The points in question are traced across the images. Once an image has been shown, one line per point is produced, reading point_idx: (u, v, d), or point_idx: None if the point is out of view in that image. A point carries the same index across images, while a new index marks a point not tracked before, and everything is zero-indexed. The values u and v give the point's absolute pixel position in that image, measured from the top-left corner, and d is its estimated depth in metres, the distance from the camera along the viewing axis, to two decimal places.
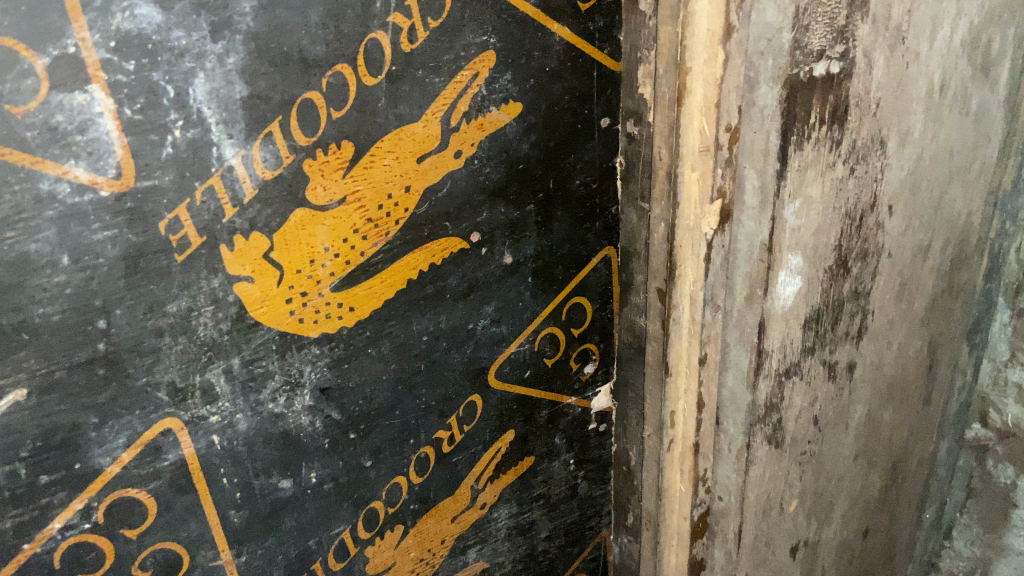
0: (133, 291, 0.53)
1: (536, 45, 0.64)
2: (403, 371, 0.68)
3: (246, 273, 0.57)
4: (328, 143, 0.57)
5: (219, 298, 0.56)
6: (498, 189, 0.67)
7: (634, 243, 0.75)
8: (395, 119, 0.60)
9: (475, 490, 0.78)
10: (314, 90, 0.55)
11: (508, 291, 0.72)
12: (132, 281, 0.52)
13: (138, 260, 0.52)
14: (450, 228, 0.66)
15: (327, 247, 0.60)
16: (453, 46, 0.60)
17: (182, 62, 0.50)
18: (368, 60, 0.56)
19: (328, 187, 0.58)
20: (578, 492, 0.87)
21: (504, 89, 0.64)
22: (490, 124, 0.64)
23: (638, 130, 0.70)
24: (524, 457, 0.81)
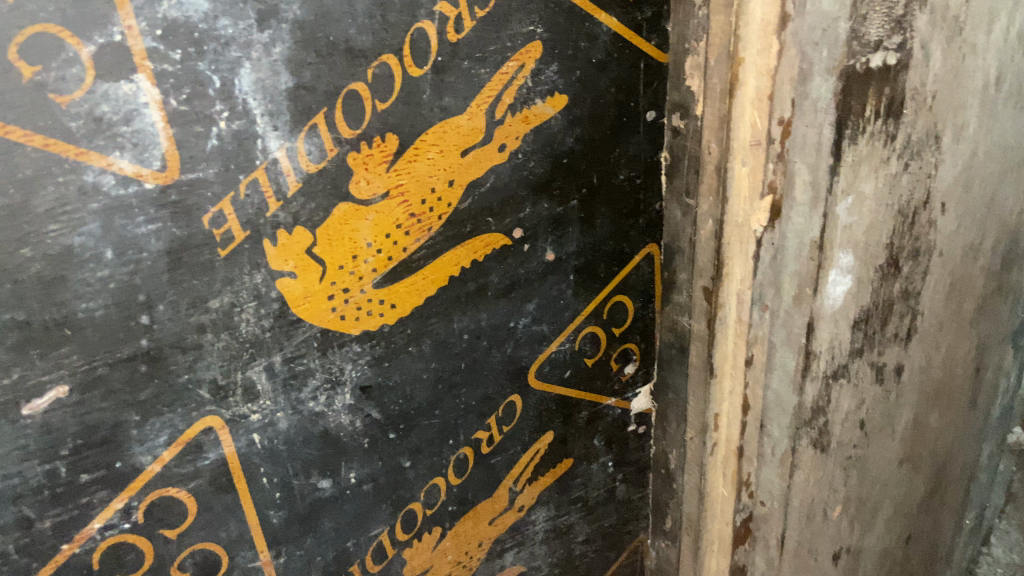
0: (176, 286, 0.52)
1: (583, 35, 0.62)
2: (443, 369, 0.67)
3: (289, 268, 0.56)
4: (372, 135, 0.56)
5: (262, 294, 0.55)
6: (542, 184, 0.66)
7: (678, 241, 0.73)
8: (440, 111, 0.58)
9: (513, 492, 0.76)
10: (359, 81, 0.54)
11: (550, 288, 0.70)
12: (175, 276, 0.51)
13: (182, 254, 0.51)
14: (493, 224, 0.64)
15: (370, 243, 0.59)
16: (500, 36, 0.58)
17: (228, 51, 0.49)
18: (414, 51, 0.55)
19: (371, 181, 0.57)
20: (616, 496, 0.85)
21: (549, 81, 0.62)
22: (535, 117, 0.63)
23: (685, 124, 0.68)
24: (563, 459, 0.79)
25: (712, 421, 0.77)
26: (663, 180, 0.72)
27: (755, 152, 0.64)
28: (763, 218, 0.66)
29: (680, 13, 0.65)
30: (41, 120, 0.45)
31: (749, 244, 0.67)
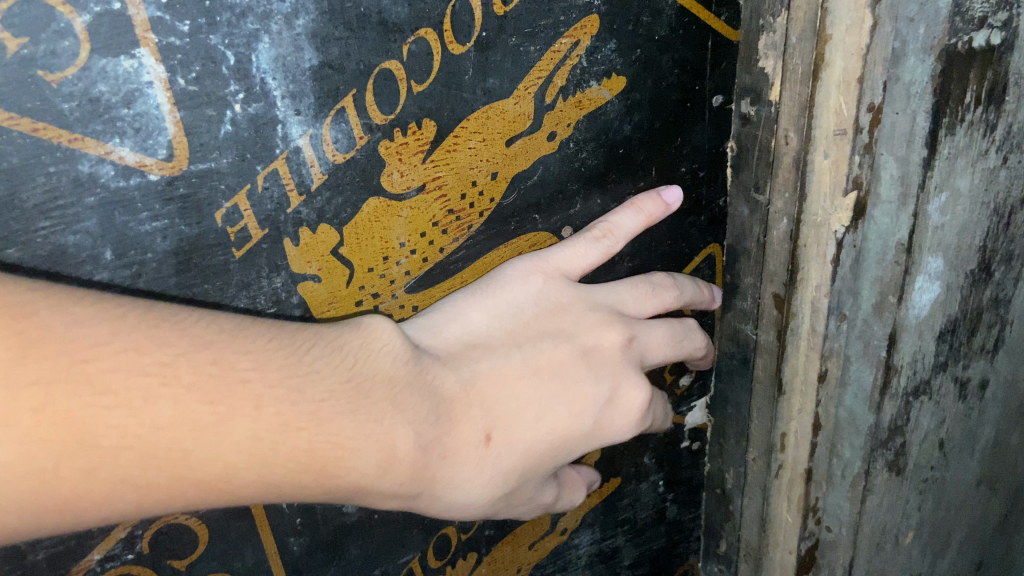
0: (185, 292, 0.47)
1: (645, 8, 0.54)
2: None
3: (312, 271, 0.51)
4: (407, 121, 0.49)
5: (282, 300, 0.50)
6: (595, 177, 0.59)
7: (743, 242, 0.65)
8: (484, 95, 0.51)
9: (555, 515, 0.71)
10: (394, 60, 0.47)
11: None
12: (184, 280, 0.46)
13: (192, 255, 0.46)
14: (540, 222, 0.58)
15: (403, 242, 0.53)
16: (552, 8, 0.51)
17: (245, 22, 0.43)
18: (456, 25, 0.48)
19: (406, 173, 0.51)
20: (667, 514, 0.79)
21: (606, 60, 0.55)
22: (589, 102, 0.56)
23: (756, 110, 0.59)
24: (614, 476, 0.73)
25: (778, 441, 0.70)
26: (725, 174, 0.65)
27: (833, 141, 0.56)
28: (847, 217, 0.59)
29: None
30: (29, 101, 0.39)
31: (828, 245, 0.60)
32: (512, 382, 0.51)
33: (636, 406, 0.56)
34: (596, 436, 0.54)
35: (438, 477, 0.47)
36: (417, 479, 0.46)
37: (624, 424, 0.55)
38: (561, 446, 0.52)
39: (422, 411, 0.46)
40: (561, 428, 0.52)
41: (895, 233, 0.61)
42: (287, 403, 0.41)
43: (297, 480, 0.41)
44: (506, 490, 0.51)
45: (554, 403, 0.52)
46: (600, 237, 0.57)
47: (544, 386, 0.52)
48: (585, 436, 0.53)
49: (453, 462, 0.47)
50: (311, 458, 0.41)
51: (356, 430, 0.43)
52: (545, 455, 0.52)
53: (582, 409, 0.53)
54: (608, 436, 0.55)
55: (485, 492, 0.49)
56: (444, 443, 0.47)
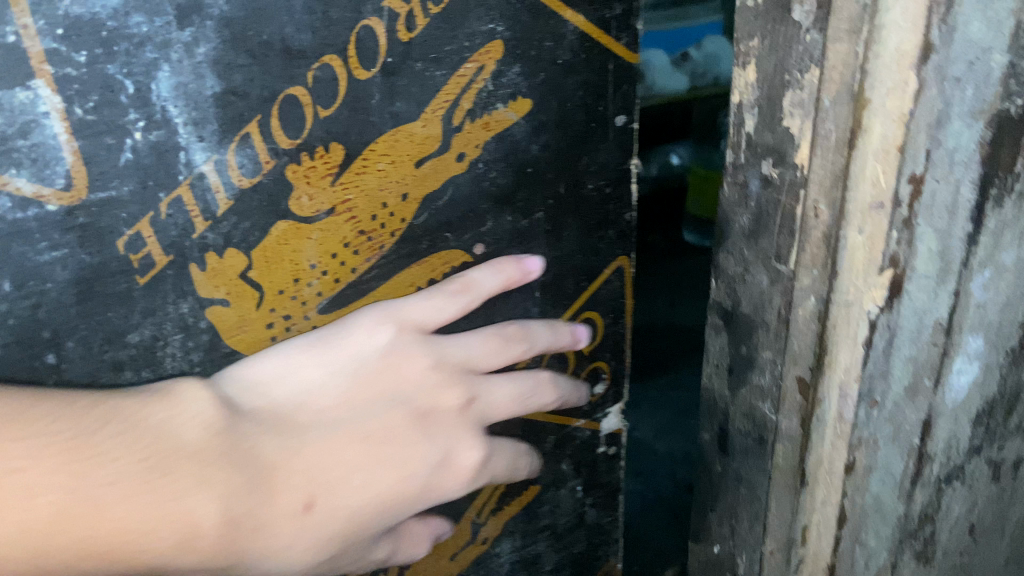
0: (86, 315, 0.69)
1: (549, 32, 0.77)
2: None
3: (220, 294, 0.74)
4: (314, 143, 0.71)
5: (188, 325, 0.74)
6: (505, 198, 0.83)
7: (758, 314, 0.72)
8: (392, 114, 0.73)
9: (477, 523, 1.01)
10: (297, 85, 0.68)
11: (514, 306, 0.89)
12: (83, 309, 0.69)
13: (93, 283, 0.68)
14: (452, 240, 0.82)
15: (315, 262, 0.77)
16: (457, 35, 0.73)
17: (143, 53, 0.63)
18: (360, 49, 0.69)
19: (313, 196, 0.73)
20: (586, 514, 1.11)
21: (513, 82, 0.78)
22: (498, 122, 0.79)
23: (778, 173, 0.65)
24: (528, 487, 1.03)
25: (801, 535, 0.76)
26: (743, 237, 0.72)
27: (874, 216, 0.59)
28: (883, 297, 0.62)
29: (776, 39, 0.62)
30: None
31: (859, 325, 0.64)
32: (336, 450, 0.72)
33: (467, 461, 0.81)
34: (430, 492, 0.78)
35: (248, 550, 0.65)
36: (223, 548, 0.64)
37: (457, 480, 0.80)
38: (388, 506, 0.74)
39: (233, 480, 0.65)
40: (387, 491, 0.74)
41: (925, 312, 0.67)
42: (61, 491, 0.57)
43: (98, 565, 0.58)
44: (324, 555, 0.70)
45: (375, 472, 0.74)
46: (459, 291, 0.81)
47: (368, 446, 0.74)
48: (391, 486, 0.74)
49: (266, 532, 0.66)
50: (108, 549, 0.58)
51: (156, 508, 0.60)
52: (368, 505, 0.73)
53: (411, 472, 0.76)
54: (442, 492, 0.79)
55: (301, 558, 0.69)
56: (255, 515, 0.65)
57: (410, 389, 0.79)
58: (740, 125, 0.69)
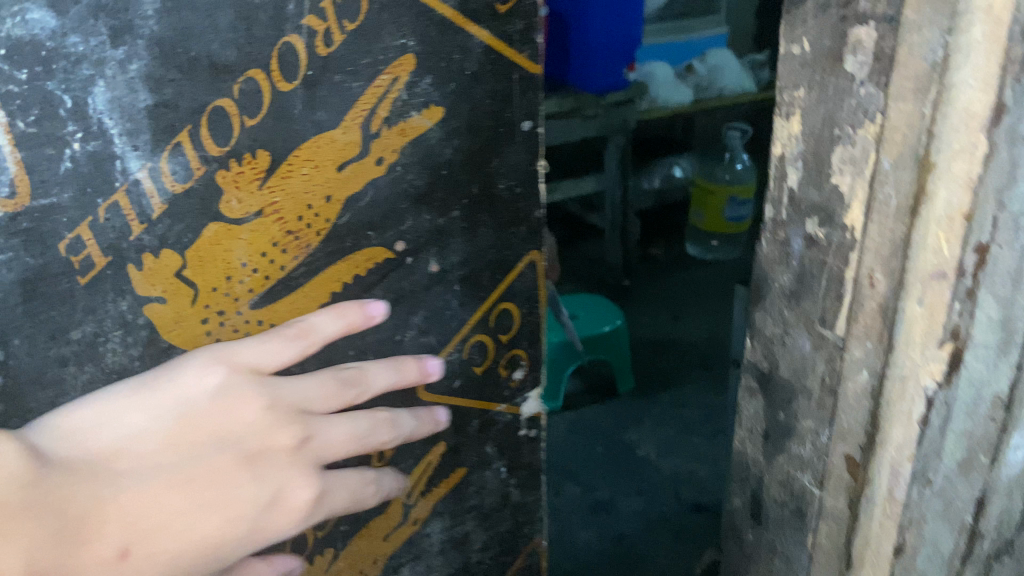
0: (32, 315, 0.73)
1: (457, 45, 0.81)
2: (338, 356, 0.89)
3: (157, 291, 0.77)
4: (241, 152, 0.75)
5: (128, 323, 0.77)
6: (420, 197, 0.86)
7: (802, 378, 0.79)
8: (313, 124, 0.77)
9: (407, 505, 1.02)
10: (224, 98, 0.72)
11: (435, 299, 0.92)
12: (30, 308, 0.72)
13: (36, 282, 0.72)
14: (374, 237, 0.85)
15: (244, 262, 0.80)
16: (372, 51, 0.77)
17: (80, 70, 0.67)
18: (282, 63, 0.73)
19: (242, 200, 0.77)
20: (511, 499, 1.11)
21: (425, 92, 0.81)
22: (413, 129, 0.82)
23: (823, 232, 0.73)
24: (454, 469, 1.04)
25: None
26: (782, 296, 0.81)
27: (935, 286, 0.66)
28: (939, 370, 0.69)
29: (829, 89, 0.69)
30: None
31: (915, 402, 0.70)
32: (160, 498, 0.74)
33: (304, 494, 0.84)
34: (259, 533, 0.80)
35: None
36: None
37: (288, 520, 0.82)
38: (216, 548, 0.77)
39: (36, 533, 0.66)
40: (212, 535, 0.76)
41: (983, 384, 0.74)
42: None
43: None
44: None
45: (207, 514, 0.76)
46: (298, 333, 0.82)
47: (196, 491, 0.76)
48: (229, 525, 0.77)
49: None
50: None
51: None
52: (196, 551, 0.75)
53: (233, 519, 0.78)
54: (270, 533, 0.81)
55: None
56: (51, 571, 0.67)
57: (242, 429, 0.81)
58: (784, 176, 0.77)
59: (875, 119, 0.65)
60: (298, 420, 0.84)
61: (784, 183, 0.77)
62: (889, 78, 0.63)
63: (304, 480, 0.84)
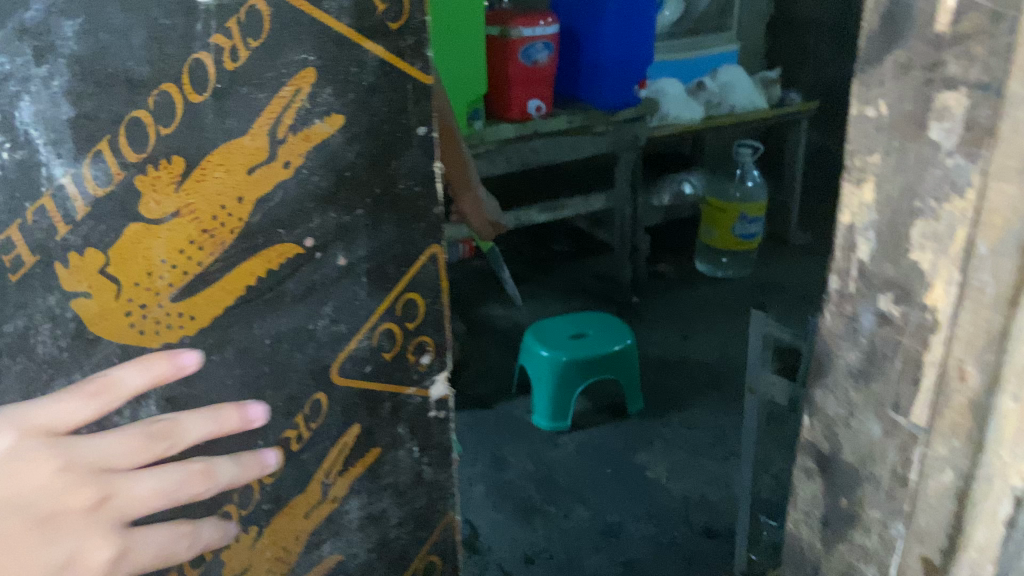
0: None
1: (353, 61, 1.21)
2: (257, 344, 1.31)
3: (83, 286, 1.13)
4: (159, 159, 1.11)
5: (55, 315, 1.13)
6: (326, 197, 1.27)
7: (865, 466, 0.74)
8: (225, 128, 1.14)
9: (325, 484, 1.47)
10: (140, 110, 1.07)
11: (343, 290, 1.34)
12: None
13: None
14: (285, 234, 1.25)
15: (164, 259, 1.17)
16: (276, 66, 1.15)
17: (10, 88, 1.01)
18: (194, 77, 1.09)
19: (161, 202, 1.14)
20: (423, 477, 1.60)
21: (325, 102, 1.20)
22: (316, 134, 1.22)
23: (898, 311, 0.67)
24: (370, 448, 1.51)
25: None
26: (848, 375, 0.74)
27: None
28: None
29: (909, 158, 0.63)
30: None
31: (1003, 502, 0.64)
32: None
33: (106, 548, 1.13)
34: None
35: None
36: None
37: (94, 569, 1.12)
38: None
39: None
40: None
41: None
42: None
43: None
44: None
45: (20, 560, 1.04)
46: (97, 391, 1.15)
47: (22, 546, 1.04)
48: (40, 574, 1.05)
49: None
50: None
51: None
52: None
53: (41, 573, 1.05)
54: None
55: None
56: None
57: (31, 492, 1.06)
58: (852, 248, 0.70)
59: (965, 193, 0.59)
60: (96, 481, 1.12)
61: (851, 255, 0.71)
62: (987, 152, 0.57)
63: (114, 527, 1.15)
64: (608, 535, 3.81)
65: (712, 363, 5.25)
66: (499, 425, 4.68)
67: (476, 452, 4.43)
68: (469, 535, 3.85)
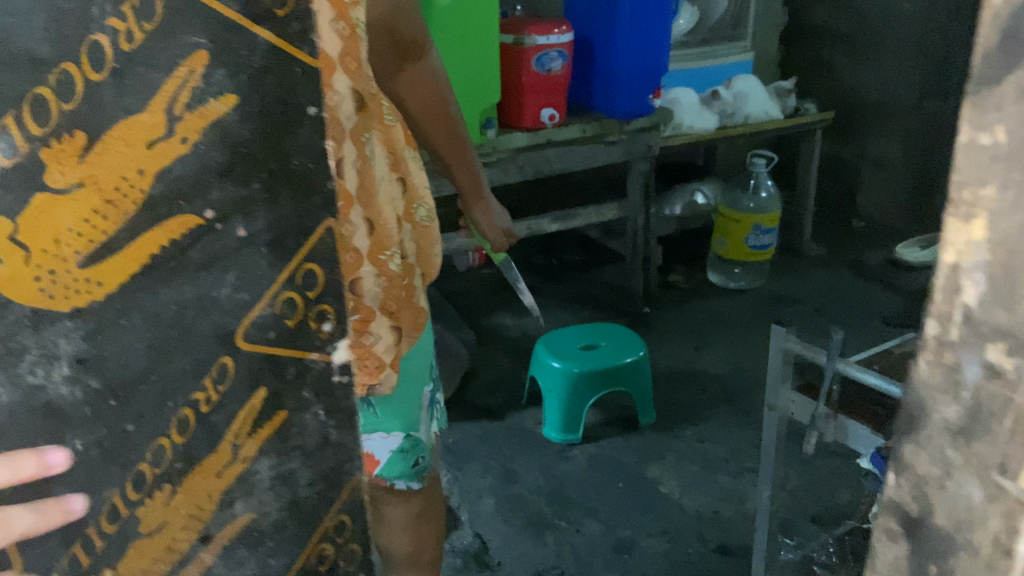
0: None
1: (241, 43, 0.69)
2: (165, 310, 0.73)
3: None
4: (59, 135, 0.64)
5: None
6: (225, 172, 0.72)
7: (962, 530, 0.66)
8: (121, 110, 0.66)
9: (235, 445, 0.82)
10: (42, 87, 0.62)
11: (244, 260, 0.76)
12: None
13: None
14: (185, 207, 0.71)
15: (70, 227, 0.67)
16: (171, 43, 0.66)
17: None
18: (91, 59, 0.63)
19: (66, 172, 0.65)
20: (331, 442, 0.90)
21: (218, 83, 0.69)
22: (209, 114, 0.69)
23: (1013, 364, 0.58)
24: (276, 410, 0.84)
25: None
26: (944, 431, 0.65)
27: None
28: None
29: None
30: None
31: None
32: None
33: None
34: None
35: None
36: None
37: None
38: None
39: None
40: None
41: None
42: None
43: None
44: None
45: None
46: None
47: None
48: None
49: None
50: None
51: None
52: None
53: None
54: None
55: None
56: None
57: None
58: (956, 291, 0.61)
59: None
60: None
61: (956, 295, 0.61)
62: None
63: None
64: (620, 551, 3.70)
65: (725, 376, 5.15)
66: (509, 438, 4.59)
67: (485, 464, 4.35)
68: (478, 548, 3.75)
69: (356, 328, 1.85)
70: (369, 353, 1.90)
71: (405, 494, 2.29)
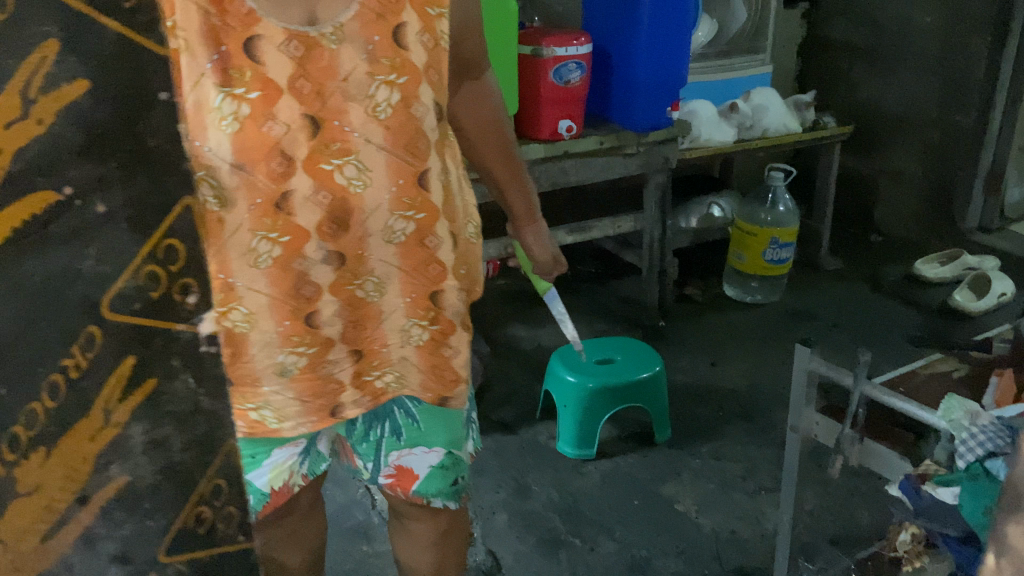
0: None
1: (88, 30, 0.77)
2: (28, 279, 0.80)
3: None
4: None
5: None
6: (80, 150, 0.79)
7: None
8: None
9: None
10: None
11: (109, 233, 0.84)
12: None
13: None
14: (41, 180, 0.78)
15: None
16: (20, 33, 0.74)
17: None
18: None
19: None
20: (202, 408, 0.98)
21: (70, 69, 0.77)
22: (62, 97, 0.77)
23: None
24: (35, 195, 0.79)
25: None
26: None
27: None
28: None
29: None
30: None
31: None
32: None
33: None
34: None
35: None
36: None
37: None
38: None
39: None
40: None
41: None
42: None
43: None
44: None
45: None
46: None
47: None
48: None
49: None
50: None
51: None
52: None
53: None
54: None
55: None
56: None
57: None
58: None
59: None
60: None
61: None
62: None
63: None
64: (637, 571, 3.61)
65: (742, 392, 5.04)
66: (523, 454, 4.50)
67: (499, 480, 4.27)
68: (491, 566, 3.66)
69: (434, 338, 1.89)
70: (448, 364, 1.93)
71: (426, 516, 2.20)
